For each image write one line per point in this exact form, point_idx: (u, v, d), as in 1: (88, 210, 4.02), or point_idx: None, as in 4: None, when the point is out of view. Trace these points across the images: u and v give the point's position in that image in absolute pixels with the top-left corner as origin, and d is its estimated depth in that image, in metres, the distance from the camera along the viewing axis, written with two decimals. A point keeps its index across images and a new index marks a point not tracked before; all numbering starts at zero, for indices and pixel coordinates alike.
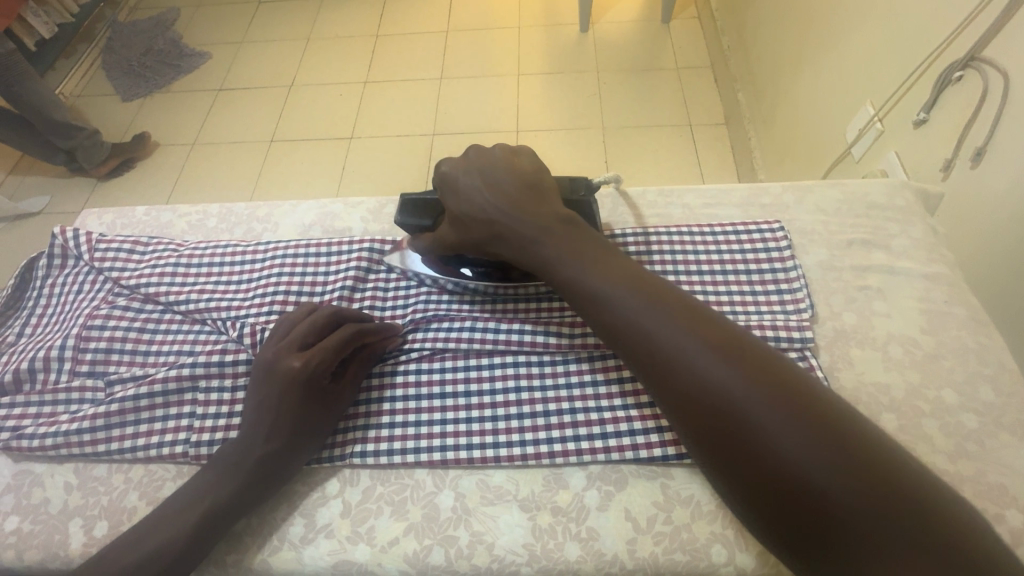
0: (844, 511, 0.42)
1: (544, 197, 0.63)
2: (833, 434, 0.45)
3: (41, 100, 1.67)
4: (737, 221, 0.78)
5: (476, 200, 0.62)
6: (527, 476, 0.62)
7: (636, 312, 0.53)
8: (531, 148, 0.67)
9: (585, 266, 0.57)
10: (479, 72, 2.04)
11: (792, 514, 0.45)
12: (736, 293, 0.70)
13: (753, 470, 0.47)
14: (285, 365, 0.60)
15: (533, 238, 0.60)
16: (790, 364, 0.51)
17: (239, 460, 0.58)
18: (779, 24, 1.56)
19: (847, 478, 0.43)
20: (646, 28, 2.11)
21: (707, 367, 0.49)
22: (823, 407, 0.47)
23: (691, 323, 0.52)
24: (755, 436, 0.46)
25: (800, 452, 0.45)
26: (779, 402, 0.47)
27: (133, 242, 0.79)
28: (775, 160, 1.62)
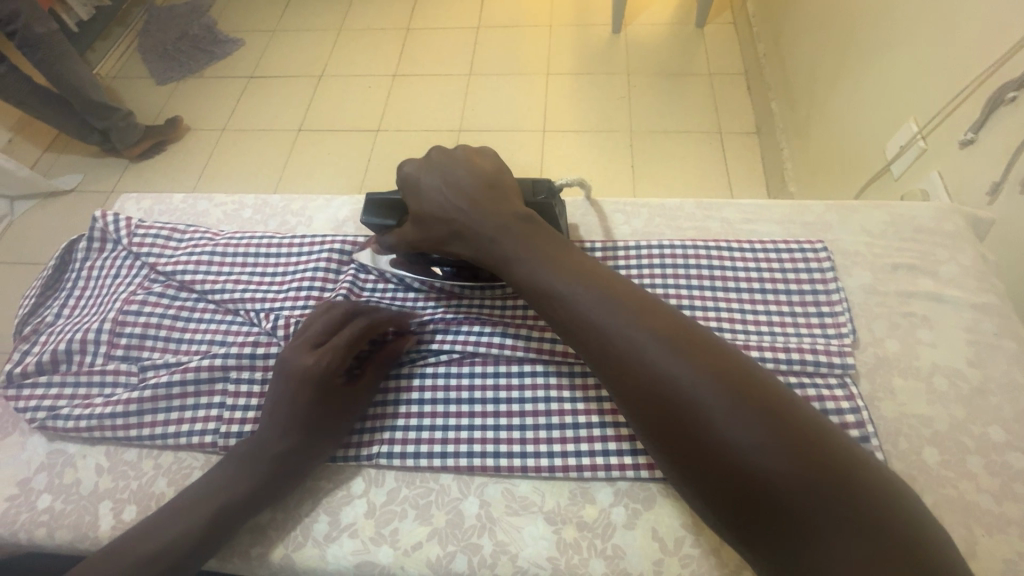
0: (795, 500, 0.44)
1: (503, 196, 0.64)
2: (781, 424, 0.46)
3: (81, 81, 1.70)
4: (778, 239, 0.76)
5: (436, 202, 0.64)
6: (554, 489, 0.62)
7: (591, 308, 0.54)
8: (495, 150, 0.69)
9: (544, 262, 0.58)
10: (508, 70, 2.03)
11: (750, 510, 0.45)
12: (774, 313, 0.68)
13: (710, 467, 0.47)
14: (299, 361, 0.60)
15: (494, 238, 0.61)
16: (737, 354, 0.52)
17: (262, 455, 0.59)
18: (818, 32, 1.52)
19: (794, 464, 0.44)
20: (680, 31, 2.07)
21: (658, 361, 0.50)
22: (768, 395, 0.48)
23: (642, 317, 0.53)
24: (708, 433, 0.47)
25: (749, 443, 0.45)
26: (729, 395, 0.48)
27: (170, 229, 0.80)
28: (806, 173, 1.59)
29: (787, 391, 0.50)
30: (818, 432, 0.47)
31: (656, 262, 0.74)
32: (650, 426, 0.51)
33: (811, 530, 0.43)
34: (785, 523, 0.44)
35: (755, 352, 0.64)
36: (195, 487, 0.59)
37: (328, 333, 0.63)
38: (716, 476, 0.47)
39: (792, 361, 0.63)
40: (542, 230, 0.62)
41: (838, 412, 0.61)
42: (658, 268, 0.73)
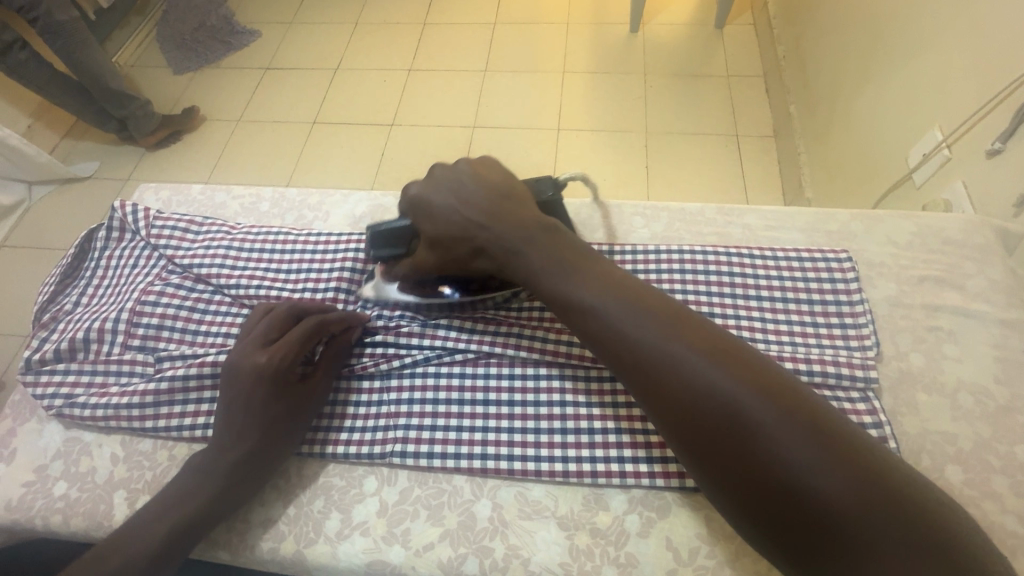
0: (846, 516, 0.42)
1: (520, 206, 0.62)
2: (826, 434, 0.44)
3: (100, 69, 1.71)
4: (801, 247, 0.74)
5: (451, 218, 0.61)
6: (568, 494, 0.61)
7: (621, 317, 0.53)
8: (496, 159, 0.67)
9: (570, 270, 0.57)
10: (523, 67, 2.02)
11: (798, 526, 0.44)
12: (796, 323, 0.67)
13: (752, 482, 0.46)
14: (245, 362, 0.60)
15: (517, 250, 0.59)
16: (771, 363, 0.50)
17: (221, 455, 0.59)
18: (841, 36, 1.50)
19: (844, 477, 0.43)
20: (699, 31, 2.05)
21: (693, 372, 0.49)
22: (809, 405, 0.46)
23: (673, 326, 0.51)
24: (749, 445, 0.46)
25: (797, 457, 0.44)
26: (769, 405, 0.46)
27: (187, 221, 0.80)
28: (824, 179, 1.56)
29: (828, 402, 0.48)
30: (861, 442, 0.45)
31: (675, 267, 0.73)
32: (688, 441, 0.49)
33: (863, 549, 0.41)
34: (836, 542, 0.42)
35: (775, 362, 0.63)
36: (211, 480, 0.58)
37: (273, 334, 0.63)
38: (762, 493, 0.45)
39: (813, 373, 0.62)
40: (564, 238, 0.60)
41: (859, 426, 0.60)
42: (677, 273, 0.72)
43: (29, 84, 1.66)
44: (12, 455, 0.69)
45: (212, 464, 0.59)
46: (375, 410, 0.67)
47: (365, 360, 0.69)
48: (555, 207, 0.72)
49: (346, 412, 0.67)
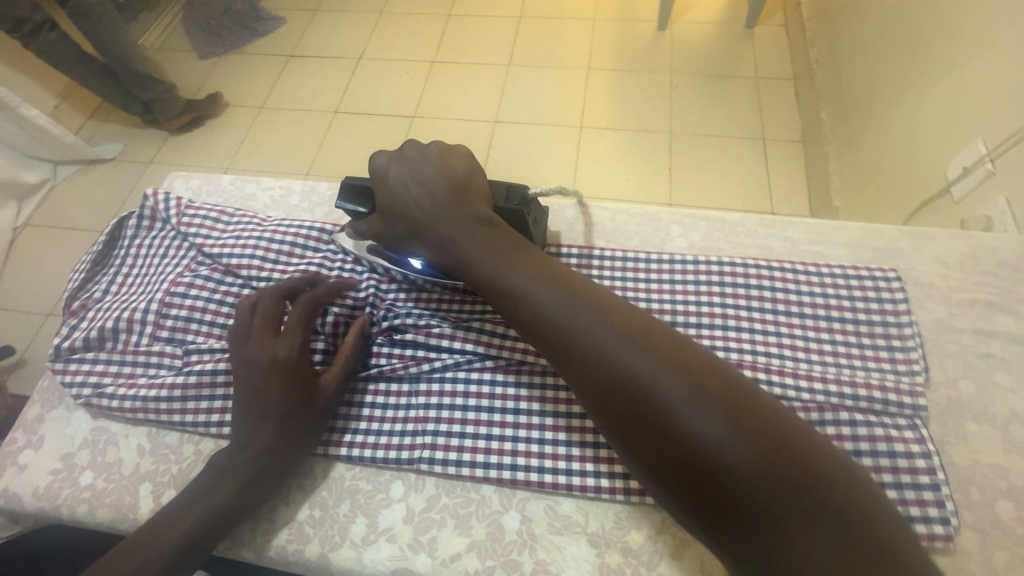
0: (756, 485, 0.44)
1: (468, 198, 0.65)
2: (735, 404, 0.47)
3: (127, 52, 1.72)
4: (846, 263, 0.72)
5: (400, 197, 0.66)
6: (598, 510, 0.60)
7: (550, 304, 0.56)
8: (468, 147, 0.69)
9: (507, 259, 0.60)
10: (547, 62, 1.99)
11: (715, 498, 0.46)
12: (840, 343, 0.65)
13: (673, 459, 0.47)
14: (265, 355, 0.61)
15: (455, 239, 0.63)
16: (688, 343, 0.53)
17: (262, 450, 0.59)
18: (878, 40, 1.45)
19: (752, 448, 0.45)
20: (729, 31, 2.00)
21: (616, 353, 0.52)
22: (720, 378, 0.49)
23: (598, 310, 0.54)
24: (668, 422, 0.48)
25: (714, 431, 0.46)
26: (682, 381, 0.49)
27: (218, 211, 0.79)
28: (854, 188, 1.51)
29: (739, 376, 0.51)
30: (769, 410, 0.48)
31: (714, 280, 0.71)
32: (613, 421, 0.51)
33: (770, 513, 0.44)
34: (748, 511, 0.44)
35: (819, 385, 0.61)
36: (242, 477, 0.58)
37: (281, 324, 0.63)
38: (680, 469, 0.47)
39: (859, 398, 0.60)
40: (502, 232, 0.63)
41: (907, 456, 0.57)
42: (716, 285, 0.70)
43: (57, 65, 1.67)
44: (39, 441, 0.69)
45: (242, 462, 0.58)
46: (403, 414, 0.66)
47: (394, 361, 0.67)
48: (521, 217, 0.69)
49: (373, 414, 0.66)
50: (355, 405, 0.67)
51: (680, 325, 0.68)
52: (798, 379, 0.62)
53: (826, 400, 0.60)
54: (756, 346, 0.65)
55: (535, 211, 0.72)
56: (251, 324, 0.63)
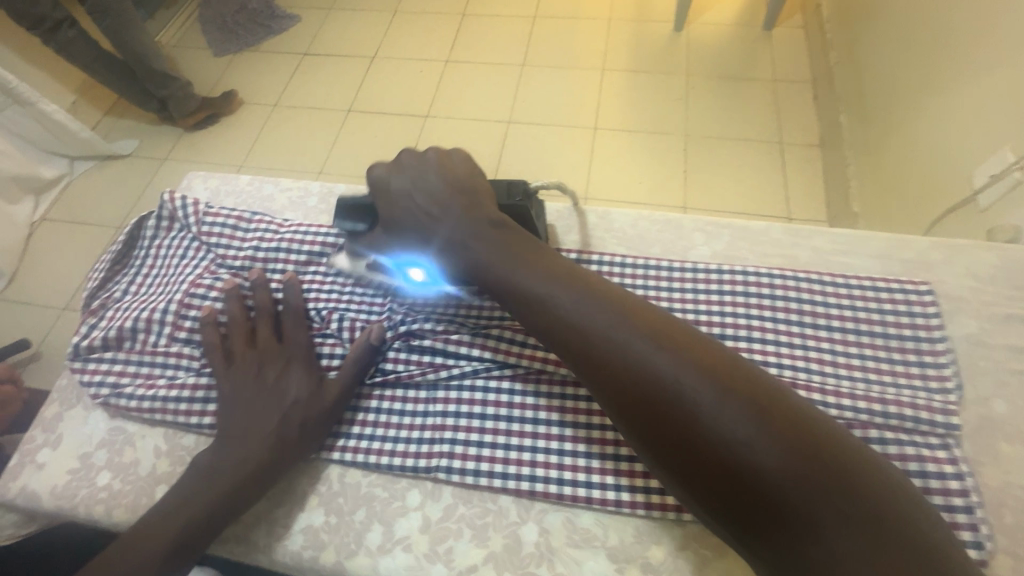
0: (789, 486, 0.43)
1: (474, 201, 0.64)
2: (764, 408, 0.46)
3: (145, 49, 1.73)
4: (875, 276, 0.70)
5: (406, 208, 0.65)
6: (618, 524, 0.59)
7: (570, 308, 0.54)
8: (467, 150, 0.69)
9: (523, 261, 0.59)
10: (562, 63, 1.98)
11: (748, 506, 0.45)
12: (869, 358, 0.64)
13: (702, 468, 0.46)
14: (269, 355, 0.65)
15: (468, 243, 0.61)
16: (712, 344, 0.52)
17: (258, 438, 0.60)
18: (901, 43, 1.42)
19: (783, 449, 0.44)
20: (746, 32, 1.97)
21: (639, 359, 0.50)
22: (747, 381, 0.48)
23: (618, 313, 0.53)
24: (696, 430, 0.47)
25: (744, 437, 0.45)
26: (710, 385, 0.48)
27: (237, 217, 0.79)
28: (874, 194, 1.47)
29: (765, 376, 0.50)
30: (798, 412, 0.47)
31: (738, 290, 0.69)
32: (638, 430, 0.50)
33: (805, 519, 0.43)
34: (783, 514, 0.43)
35: (847, 401, 0.60)
36: (237, 472, 0.58)
37: (286, 327, 0.67)
38: (711, 474, 0.46)
39: (889, 416, 0.59)
40: (515, 234, 0.62)
41: (939, 476, 0.56)
42: (740, 296, 0.69)
43: (76, 62, 1.69)
44: (57, 440, 0.69)
45: (241, 456, 0.59)
46: (420, 421, 0.65)
47: (411, 367, 0.66)
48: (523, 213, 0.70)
49: (390, 421, 0.65)
50: (372, 411, 0.66)
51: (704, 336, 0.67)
52: (826, 396, 0.60)
53: (855, 417, 0.59)
54: (782, 359, 0.64)
55: (535, 205, 0.73)
56: (259, 327, 0.67)
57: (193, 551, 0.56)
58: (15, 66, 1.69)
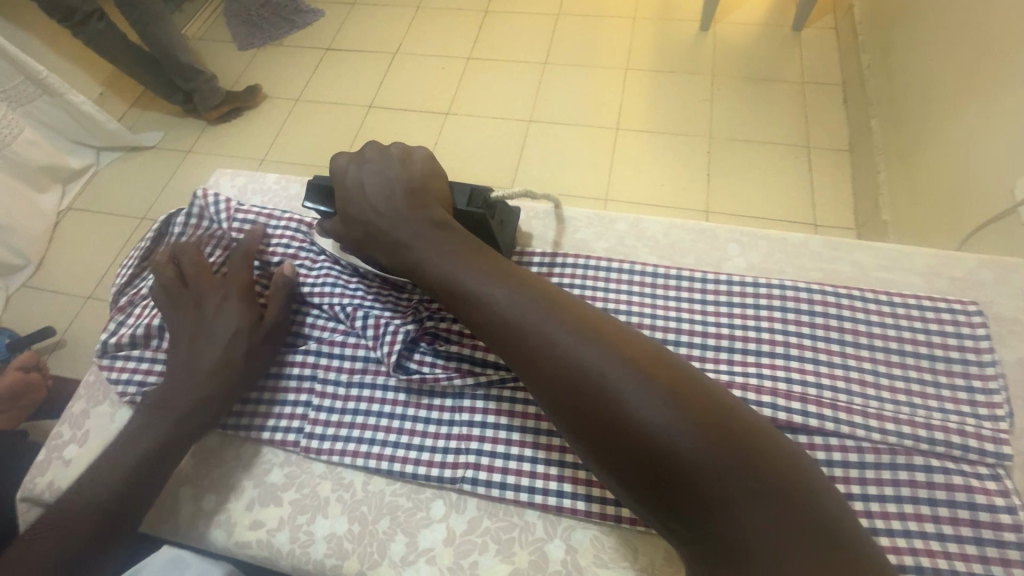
0: (709, 479, 0.43)
1: (423, 200, 0.64)
2: (684, 398, 0.46)
3: (171, 41, 1.74)
4: (922, 293, 0.67)
5: (355, 200, 0.65)
6: (648, 545, 0.57)
7: (502, 303, 0.55)
8: (430, 150, 0.68)
9: (464, 259, 0.59)
10: (585, 61, 1.95)
11: (666, 496, 0.45)
12: (914, 381, 0.61)
13: (624, 459, 0.47)
14: (216, 289, 0.67)
15: (408, 241, 0.62)
16: (640, 336, 0.52)
17: (207, 369, 0.63)
18: (936, 45, 1.36)
19: (699, 438, 0.44)
20: (776, 32, 1.92)
21: (565, 351, 0.50)
22: (671, 371, 0.48)
23: (549, 307, 0.53)
24: (617, 422, 0.47)
25: (662, 427, 0.45)
26: (632, 375, 0.47)
27: (266, 216, 0.78)
28: (905, 202, 1.41)
29: (691, 368, 0.50)
30: (720, 402, 0.47)
31: (776, 304, 0.67)
32: (567, 422, 0.50)
33: (720, 508, 0.43)
34: (697, 502, 0.44)
35: (891, 426, 0.57)
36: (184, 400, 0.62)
37: (236, 266, 0.70)
38: (634, 467, 0.46)
39: (936, 442, 0.56)
40: (459, 236, 0.62)
41: (989, 509, 0.54)
42: (777, 310, 0.66)
43: (104, 53, 1.71)
44: (84, 436, 0.70)
45: (193, 383, 0.63)
46: (446, 430, 0.63)
47: (437, 371, 0.65)
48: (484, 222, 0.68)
49: (415, 428, 0.64)
50: (397, 417, 0.65)
51: (738, 351, 0.64)
52: (868, 419, 0.58)
53: (899, 443, 0.57)
54: (821, 379, 0.62)
55: (501, 214, 0.72)
56: (199, 264, 0.69)
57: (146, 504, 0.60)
58: (45, 56, 1.71)
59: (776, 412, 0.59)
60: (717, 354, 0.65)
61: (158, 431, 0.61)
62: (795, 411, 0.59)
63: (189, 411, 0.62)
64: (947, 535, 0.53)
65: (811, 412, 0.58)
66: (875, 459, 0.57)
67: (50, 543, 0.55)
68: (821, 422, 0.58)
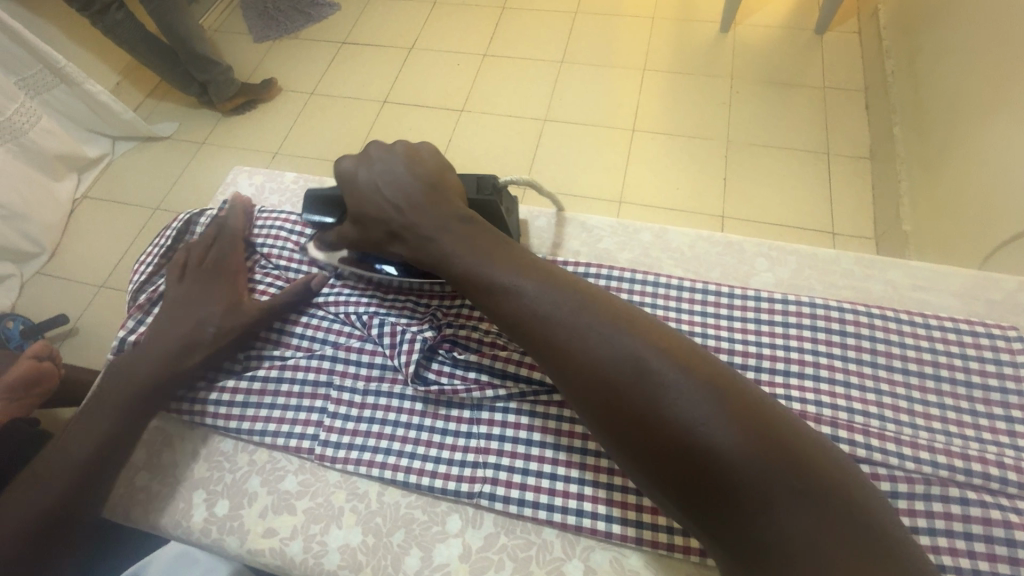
0: (745, 471, 0.44)
1: (444, 196, 0.62)
2: (721, 391, 0.47)
3: (188, 32, 1.73)
4: (958, 316, 0.65)
5: (373, 200, 0.63)
6: (670, 568, 0.55)
7: (533, 295, 0.54)
8: (434, 145, 0.67)
9: (489, 251, 0.58)
10: (601, 60, 1.92)
11: (703, 490, 0.45)
12: (950, 408, 0.59)
13: (659, 453, 0.46)
14: (210, 273, 0.72)
15: (434, 238, 0.60)
16: (671, 330, 0.52)
17: (176, 339, 0.67)
18: (965, 51, 1.32)
19: (737, 431, 0.45)
20: (799, 35, 1.88)
21: (601, 344, 0.50)
22: (705, 364, 0.49)
23: (581, 299, 0.53)
24: (654, 416, 0.47)
25: (701, 420, 0.45)
26: (669, 369, 0.48)
27: (284, 220, 0.79)
28: (928, 212, 1.37)
29: (720, 361, 0.50)
30: (753, 395, 0.48)
31: (805, 322, 0.65)
32: (599, 417, 0.50)
33: (758, 501, 0.43)
34: (734, 495, 0.44)
35: (926, 455, 0.55)
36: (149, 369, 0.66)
37: (235, 256, 0.74)
38: (670, 461, 0.46)
39: (972, 474, 0.54)
40: (483, 231, 0.60)
41: None
42: (807, 329, 0.64)
43: (122, 43, 1.71)
44: None
45: (160, 353, 0.67)
46: (463, 442, 0.62)
47: (455, 382, 0.63)
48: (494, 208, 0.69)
49: (432, 439, 0.63)
50: (414, 427, 0.63)
51: (765, 371, 0.63)
52: (901, 447, 0.56)
53: (934, 473, 0.55)
54: (852, 404, 0.60)
55: (508, 202, 0.73)
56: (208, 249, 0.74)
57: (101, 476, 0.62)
58: (63, 45, 1.72)
59: None
60: (744, 372, 0.63)
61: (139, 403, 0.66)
62: (825, 436, 0.57)
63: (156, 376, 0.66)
64: (983, 571, 0.52)
65: (842, 438, 0.56)
66: (908, 488, 0.54)
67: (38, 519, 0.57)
68: (853, 448, 0.56)
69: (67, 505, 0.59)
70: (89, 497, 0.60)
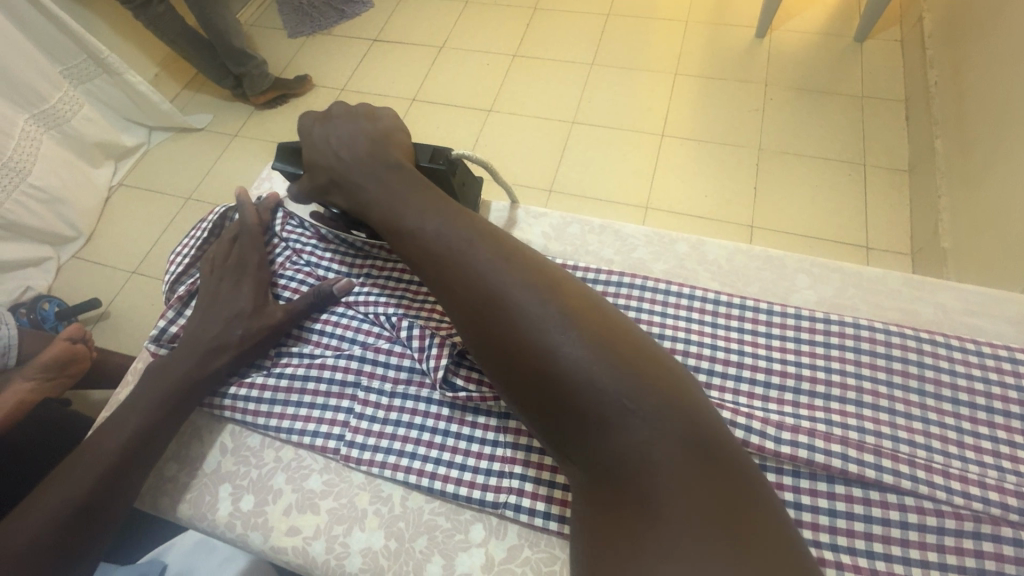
0: (596, 391, 0.46)
1: (385, 147, 0.67)
2: (582, 318, 0.49)
3: (226, 25, 1.76)
4: (1011, 344, 0.62)
5: (321, 149, 0.68)
6: None
7: (432, 230, 0.57)
8: (394, 111, 0.72)
9: (405, 195, 0.61)
10: (631, 64, 1.90)
11: (559, 408, 0.47)
12: (1003, 442, 0.56)
13: (523, 374, 0.49)
14: (236, 271, 0.72)
15: (360, 179, 0.64)
16: (554, 267, 0.55)
17: (206, 341, 0.68)
18: (1010, 64, 1.26)
19: (591, 353, 0.47)
20: (839, 41, 1.83)
21: (481, 273, 0.53)
22: (575, 295, 0.51)
23: (472, 234, 0.56)
24: (519, 339, 0.49)
25: (559, 343, 0.48)
26: (537, 294, 0.50)
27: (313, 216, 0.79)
28: (966, 230, 1.32)
29: (594, 296, 0.53)
30: (617, 325, 0.50)
31: (850, 345, 0.62)
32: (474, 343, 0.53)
33: (605, 419, 0.46)
34: (584, 414, 0.47)
35: (976, 490, 0.53)
36: (179, 370, 0.66)
37: (256, 253, 0.74)
38: (532, 380, 0.48)
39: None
40: (408, 175, 0.64)
41: None
42: (850, 351, 0.62)
43: (163, 36, 1.75)
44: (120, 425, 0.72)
45: (189, 353, 0.67)
46: (489, 450, 0.61)
47: (483, 389, 0.63)
48: (443, 177, 0.71)
49: (458, 446, 0.62)
50: (439, 432, 0.63)
51: (804, 393, 0.60)
52: (949, 481, 0.53)
53: (985, 510, 0.52)
54: (897, 432, 0.57)
55: (462, 174, 0.75)
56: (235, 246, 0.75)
57: (132, 472, 0.62)
58: (106, 36, 1.76)
59: (846, 464, 0.54)
60: (783, 396, 0.61)
61: (164, 395, 0.65)
62: (867, 465, 0.54)
63: (189, 372, 0.66)
64: None
65: (885, 467, 0.54)
66: (956, 525, 0.52)
67: (73, 508, 0.57)
68: (898, 479, 0.54)
69: (97, 498, 0.59)
70: (116, 488, 0.60)
